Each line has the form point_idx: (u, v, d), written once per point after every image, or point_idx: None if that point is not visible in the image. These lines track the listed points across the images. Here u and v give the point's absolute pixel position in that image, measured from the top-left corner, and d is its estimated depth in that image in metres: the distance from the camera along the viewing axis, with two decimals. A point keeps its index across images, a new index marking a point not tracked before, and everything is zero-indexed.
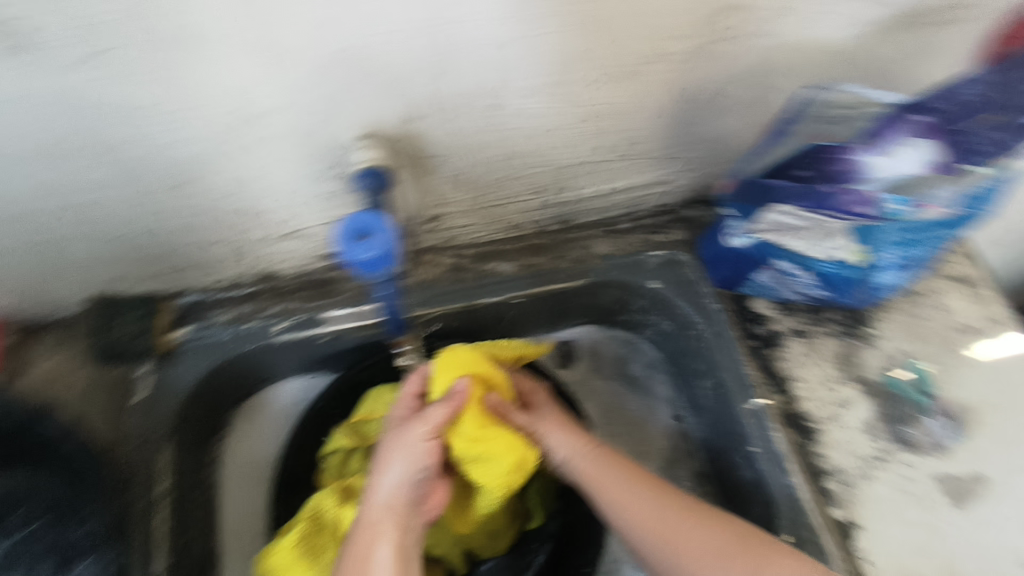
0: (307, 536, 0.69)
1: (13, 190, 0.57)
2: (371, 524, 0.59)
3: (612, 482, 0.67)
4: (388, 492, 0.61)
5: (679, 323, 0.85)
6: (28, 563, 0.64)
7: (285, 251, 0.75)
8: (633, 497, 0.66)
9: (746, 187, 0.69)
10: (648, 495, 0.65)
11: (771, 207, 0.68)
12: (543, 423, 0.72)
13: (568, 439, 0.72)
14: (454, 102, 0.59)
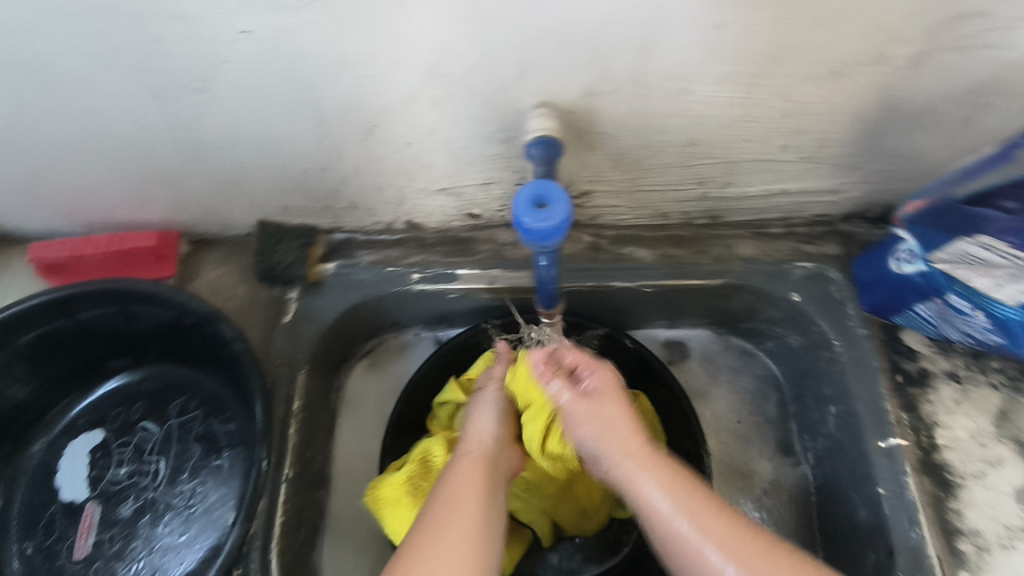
0: (414, 477, 0.72)
1: (224, 115, 0.63)
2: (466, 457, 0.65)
3: (662, 487, 0.58)
4: (482, 432, 0.68)
5: (821, 342, 0.79)
6: (179, 447, 0.72)
7: (437, 205, 0.78)
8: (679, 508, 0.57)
9: (946, 212, 0.64)
10: (693, 509, 0.56)
11: (968, 236, 0.62)
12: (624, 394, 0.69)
13: (616, 432, 0.63)
14: (641, 80, 0.58)
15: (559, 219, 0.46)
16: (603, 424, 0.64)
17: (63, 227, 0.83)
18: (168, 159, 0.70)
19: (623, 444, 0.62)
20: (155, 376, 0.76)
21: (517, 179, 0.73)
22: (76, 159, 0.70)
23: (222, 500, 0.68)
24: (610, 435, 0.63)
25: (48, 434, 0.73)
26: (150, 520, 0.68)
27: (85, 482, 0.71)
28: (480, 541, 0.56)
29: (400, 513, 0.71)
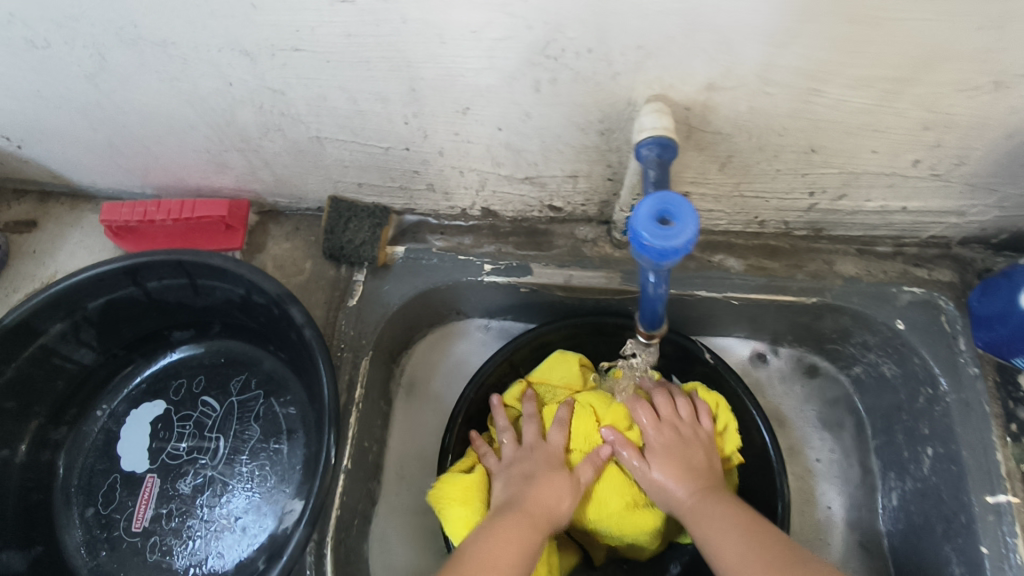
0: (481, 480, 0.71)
1: (309, 86, 0.59)
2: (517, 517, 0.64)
3: (717, 506, 0.65)
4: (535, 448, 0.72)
5: (923, 376, 0.72)
6: (239, 427, 0.70)
7: (518, 194, 0.73)
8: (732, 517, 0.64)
9: None
10: (740, 522, 0.63)
11: None
12: (663, 449, 0.71)
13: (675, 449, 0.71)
14: (772, 79, 0.51)
15: (684, 239, 0.42)
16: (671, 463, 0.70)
17: (136, 187, 0.81)
18: (247, 128, 0.66)
19: (687, 474, 0.70)
20: (217, 350, 0.75)
21: (609, 173, 0.67)
22: (154, 120, 0.68)
23: (281, 486, 0.67)
24: (677, 470, 0.69)
25: (111, 399, 0.73)
26: (209, 498, 0.67)
27: (146, 453, 0.70)
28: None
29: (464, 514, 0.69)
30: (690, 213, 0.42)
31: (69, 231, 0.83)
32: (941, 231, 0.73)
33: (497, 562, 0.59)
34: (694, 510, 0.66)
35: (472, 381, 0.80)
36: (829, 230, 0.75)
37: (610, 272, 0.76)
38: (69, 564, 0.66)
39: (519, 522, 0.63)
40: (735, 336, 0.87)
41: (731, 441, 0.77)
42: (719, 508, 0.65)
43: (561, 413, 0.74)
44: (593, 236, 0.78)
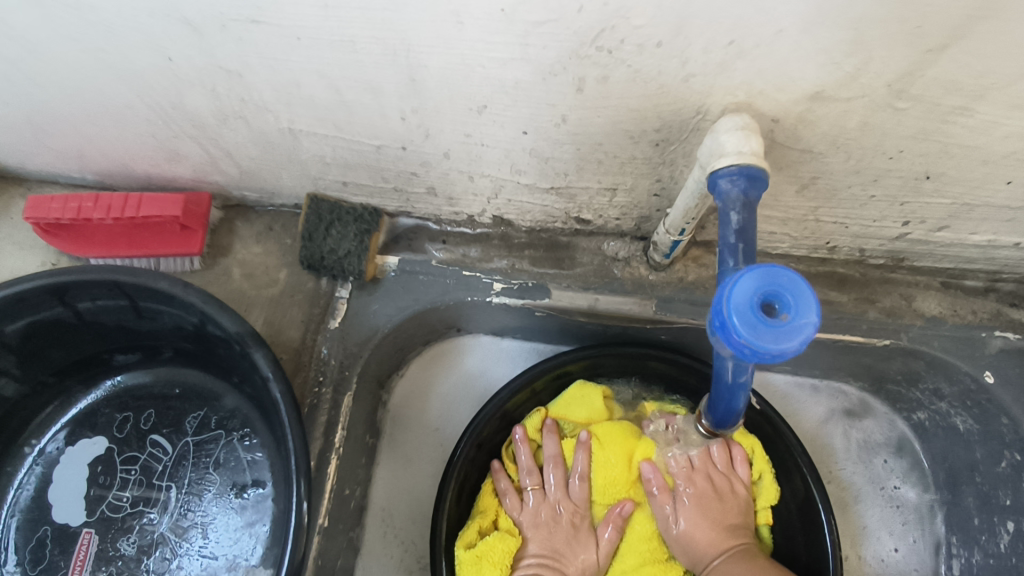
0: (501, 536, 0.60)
1: (277, 70, 0.44)
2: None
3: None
4: (553, 495, 0.62)
5: (1011, 439, 0.61)
6: (194, 475, 0.59)
7: (539, 203, 0.60)
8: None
9: None
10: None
11: None
12: (697, 501, 0.59)
13: (707, 502, 0.60)
14: (905, 91, 0.38)
15: (798, 342, 0.30)
16: (702, 523, 0.59)
17: (72, 172, 0.67)
18: (200, 114, 0.52)
19: (722, 538, 0.58)
20: (170, 377, 0.62)
21: (656, 188, 0.54)
22: (82, 98, 0.53)
23: (244, 550, 0.56)
24: (709, 533, 0.58)
25: (43, 434, 0.61)
26: (158, 561, 0.56)
27: (83, 503, 0.58)
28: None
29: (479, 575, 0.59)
30: (810, 303, 0.30)
31: None
32: None
33: None
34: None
35: (491, 401, 0.66)
36: (912, 260, 0.62)
37: (645, 298, 0.63)
38: None
39: None
40: (780, 368, 0.74)
41: (767, 494, 0.63)
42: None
43: (580, 454, 0.63)
44: (625, 253, 0.65)
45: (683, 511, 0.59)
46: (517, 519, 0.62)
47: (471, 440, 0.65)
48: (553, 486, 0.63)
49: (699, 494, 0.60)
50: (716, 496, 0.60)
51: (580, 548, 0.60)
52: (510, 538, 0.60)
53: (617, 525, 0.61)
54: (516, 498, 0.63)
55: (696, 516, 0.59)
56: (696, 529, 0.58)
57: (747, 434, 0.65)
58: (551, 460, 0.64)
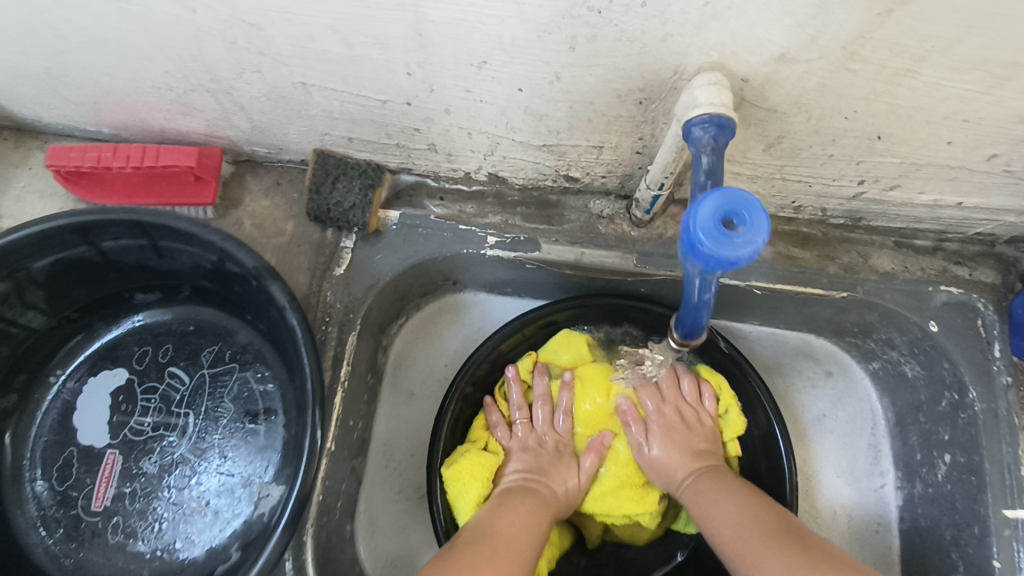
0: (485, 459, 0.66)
1: (295, 24, 0.49)
2: (519, 497, 0.61)
3: (722, 490, 0.60)
4: (539, 426, 0.68)
5: (950, 381, 0.68)
6: (210, 403, 0.65)
7: (531, 161, 0.65)
8: (738, 501, 0.58)
9: None
10: (750, 504, 0.58)
11: None
12: (670, 427, 0.66)
13: (680, 429, 0.66)
14: (857, 53, 0.43)
15: (750, 251, 0.35)
16: (674, 447, 0.65)
17: (89, 125, 0.71)
18: (219, 66, 0.56)
19: (691, 460, 0.65)
20: (185, 315, 0.67)
21: (639, 146, 0.59)
22: (103, 49, 0.56)
23: (257, 471, 0.62)
24: (679, 456, 0.64)
25: (66, 365, 0.66)
26: (177, 478, 0.62)
27: (107, 428, 0.64)
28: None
29: (465, 490, 0.65)
30: (763, 222, 0.35)
31: (15, 172, 0.73)
32: (991, 229, 0.67)
33: (517, 540, 0.55)
34: (700, 495, 0.61)
35: (485, 342, 0.72)
36: (868, 220, 0.68)
37: (627, 251, 0.69)
38: (22, 542, 0.61)
39: (526, 501, 0.61)
40: (749, 322, 0.81)
41: (734, 425, 0.70)
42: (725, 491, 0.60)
43: (565, 395, 0.69)
44: (610, 211, 0.70)
45: (655, 437, 0.66)
46: (507, 447, 0.68)
47: (461, 386, 0.71)
48: (540, 420, 0.69)
49: (668, 422, 0.67)
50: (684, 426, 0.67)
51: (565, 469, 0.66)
52: (493, 457, 0.67)
53: (598, 452, 0.67)
54: (506, 429, 0.69)
55: (668, 441, 0.65)
56: (669, 451, 0.65)
57: (713, 371, 0.72)
58: (539, 399, 0.69)
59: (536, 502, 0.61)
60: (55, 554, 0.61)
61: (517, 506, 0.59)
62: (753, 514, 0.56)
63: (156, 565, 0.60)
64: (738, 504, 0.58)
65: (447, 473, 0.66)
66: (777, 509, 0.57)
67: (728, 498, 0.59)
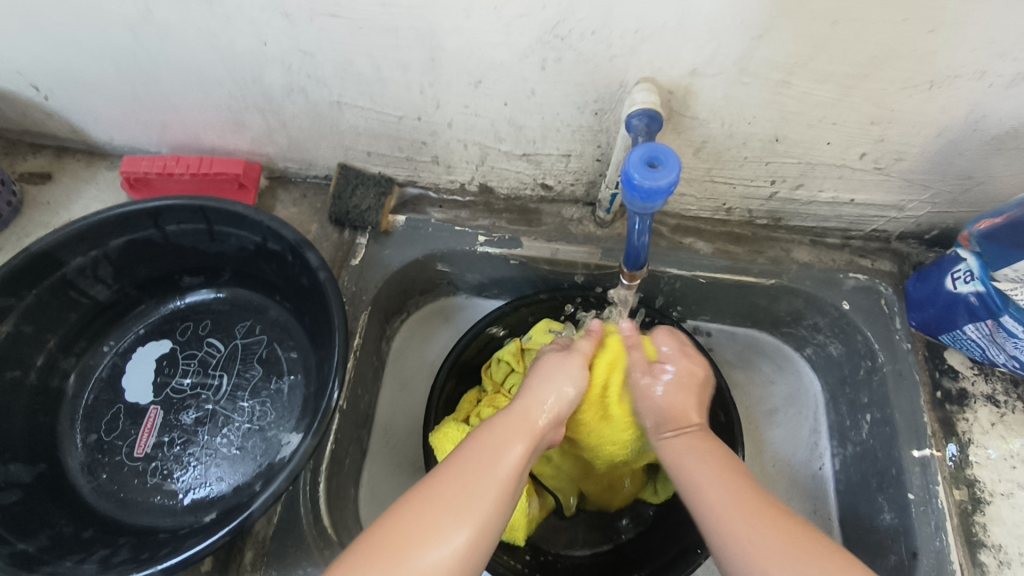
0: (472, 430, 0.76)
1: (340, 53, 0.66)
2: (520, 416, 0.58)
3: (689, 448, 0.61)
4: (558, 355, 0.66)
5: (863, 350, 0.82)
6: (242, 366, 0.76)
7: (515, 171, 0.81)
8: (709, 461, 0.59)
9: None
10: (714, 479, 0.57)
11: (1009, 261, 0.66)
12: (672, 380, 0.66)
13: (679, 402, 0.65)
14: (746, 68, 0.60)
15: (668, 178, 0.50)
16: (670, 408, 0.65)
17: (152, 145, 0.86)
18: (274, 89, 0.72)
19: (691, 414, 0.64)
20: (224, 296, 0.81)
21: (598, 154, 0.76)
22: (184, 75, 0.72)
23: (280, 421, 0.72)
24: (678, 406, 0.64)
25: (118, 336, 0.78)
26: (209, 429, 0.72)
27: (150, 387, 0.75)
28: (493, 510, 0.51)
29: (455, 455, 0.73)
30: (674, 162, 0.51)
31: (84, 186, 0.88)
32: (883, 225, 0.83)
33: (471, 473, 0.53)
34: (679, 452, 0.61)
35: (473, 328, 0.84)
36: (787, 220, 0.85)
37: (593, 246, 0.84)
38: (70, 483, 0.69)
39: (505, 421, 0.57)
40: (700, 317, 0.96)
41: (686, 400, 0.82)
42: (699, 445, 0.60)
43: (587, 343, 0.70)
44: (578, 215, 0.86)
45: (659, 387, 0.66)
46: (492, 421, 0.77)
47: (450, 367, 0.82)
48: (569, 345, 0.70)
49: (679, 378, 0.66)
50: (692, 389, 0.66)
51: (569, 380, 0.62)
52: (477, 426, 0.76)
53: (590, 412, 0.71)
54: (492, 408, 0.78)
55: (672, 389, 0.65)
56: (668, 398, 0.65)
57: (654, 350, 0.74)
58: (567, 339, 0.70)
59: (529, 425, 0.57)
60: (99, 493, 0.69)
61: (513, 430, 0.57)
62: (715, 483, 0.56)
63: (188, 501, 0.68)
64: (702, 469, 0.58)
65: (441, 439, 0.75)
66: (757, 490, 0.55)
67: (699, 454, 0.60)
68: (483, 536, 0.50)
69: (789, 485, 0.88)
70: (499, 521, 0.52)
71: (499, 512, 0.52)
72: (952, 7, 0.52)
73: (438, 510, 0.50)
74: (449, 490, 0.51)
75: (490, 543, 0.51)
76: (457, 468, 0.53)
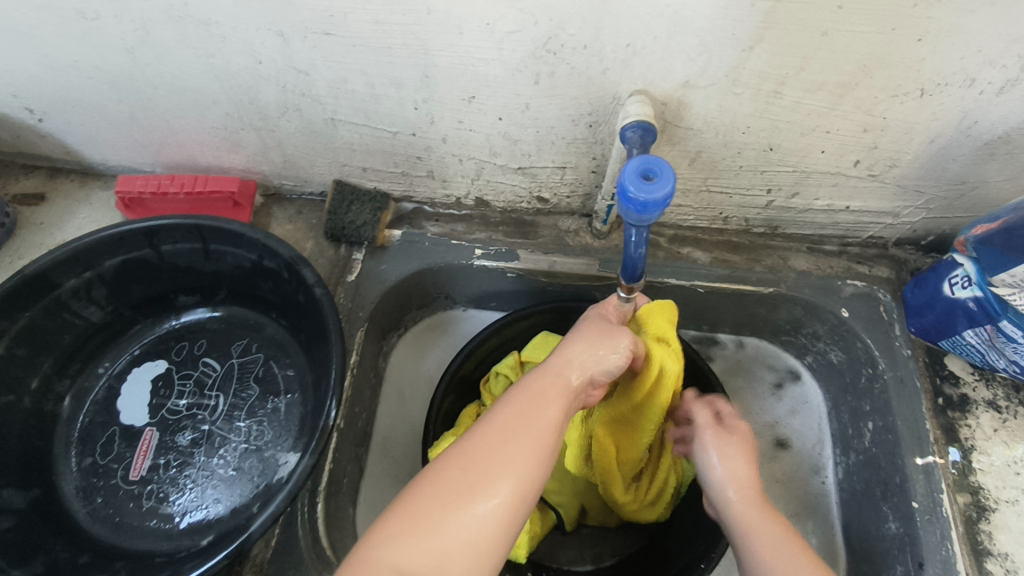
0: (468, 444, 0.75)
1: (333, 71, 0.66)
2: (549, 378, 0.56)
3: (754, 522, 0.57)
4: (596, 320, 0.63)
5: (864, 358, 0.81)
6: (238, 386, 0.75)
7: (510, 184, 0.81)
8: (764, 532, 0.56)
9: None
10: (789, 559, 0.54)
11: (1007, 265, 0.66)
12: (723, 442, 0.61)
13: (736, 472, 0.59)
14: (738, 79, 0.61)
15: (664, 190, 0.50)
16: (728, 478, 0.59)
17: (147, 165, 0.86)
18: (268, 107, 0.72)
19: (747, 481, 0.59)
20: (219, 315, 0.80)
21: (593, 166, 0.76)
22: (179, 95, 0.72)
23: (277, 440, 0.71)
24: (734, 475, 0.59)
25: (113, 358, 0.77)
26: (205, 451, 0.71)
27: (146, 409, 0.74)
28: (527, 481, 0.51)
29: None
30: (669, 175, 0.51)
31: (78, 207, 0.88)
32: (879, 232, 0.83)
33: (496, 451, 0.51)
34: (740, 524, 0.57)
35: (471, 342, 0.83)
36: (784, 228, 0.85)
37: (590, 258, 0.83)
38: (65, 508, 0.68)
39: (535, 388, 0.56)
40: (700, 327, 0.95)
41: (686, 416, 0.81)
42: (764, 516, 0.57)
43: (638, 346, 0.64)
44: (575, 227, 0.86)
45: (717, 454, 0.60)
46: None
47: (448, 383, 0.82)
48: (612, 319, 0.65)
49: (735, 445, 0.61)
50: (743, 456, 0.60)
51: (613, 346, 0.59)
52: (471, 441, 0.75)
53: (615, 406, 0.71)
54: None
55: (726, 451, 0.60)
56: (723, 463, 0.60)
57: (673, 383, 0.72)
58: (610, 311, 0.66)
59: (558, 387, 0.56)
60: (94, 518, 0.68)
61: (545, 405, 0.54)
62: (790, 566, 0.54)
63: (184, 525, 0.68)
64: (773, 545, 0.55)
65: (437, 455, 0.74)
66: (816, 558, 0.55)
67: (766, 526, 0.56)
68: (518, 506, 0.50)
69: (793, 493, 0.86)
70: (518, 523, 0.50)
71: (537, 478, 0.51)
72: (939, 17, 0.52)
73: (463, 492, 0.49)
74: (481, 462, 0.51)
75: (527, 508, 0.51)
76: (483, 450, 0.51)
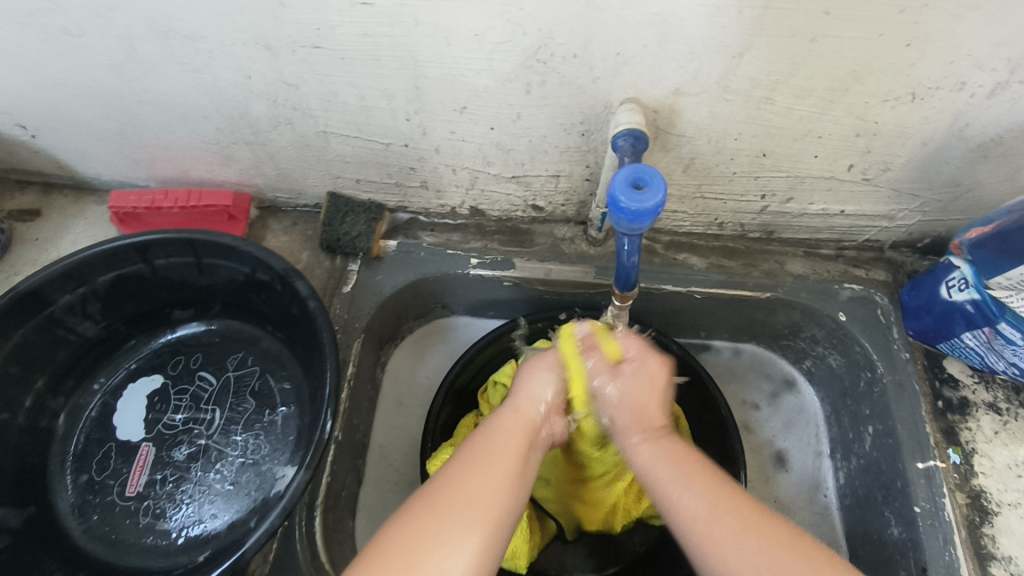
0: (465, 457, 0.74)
1: (324, 84, 0.66)
2: (513, 415, 0.58)
3: (657, 473, 0.56)
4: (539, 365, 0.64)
5: (862, 361, 0.81)
6: (235, 400, 0.75)
7: (504, 193, 0.81)
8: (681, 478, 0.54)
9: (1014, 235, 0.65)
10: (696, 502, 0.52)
11: (1004, 266, 0.66)
12: (627, 383, 0.61)
13: (642, 410, 0.60)
14: (729, 86, 0.60)
15: (656, 198, 0.50)
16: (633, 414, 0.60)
17: (141, 179, 0.86)
18: (259, 121, 0.72)
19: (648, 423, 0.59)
20: (215, 328, 0.80)
21: (587, 174, 0.76)
22: (171, 111, 0.72)
23: (274, 454, 0.71)
24: (633, 415, 0.60)
25: (108, 374, 0.77)
26: (202, 465, 0.71)
27: (142, 424, 0.74)
28: (503, 514, 0.51)
29: None
30: (659, 182, 0.51)
31: (73, 221, 0.88)
32: (876, 235, 0.83)
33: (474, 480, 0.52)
34: (648, 471, 0.56)
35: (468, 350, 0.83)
36: (779, 233, 0.84)
37: (586, 265, 0.83)
38: (62, 526, 0.68)
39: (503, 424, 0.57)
40: (698, 333, 0.95)
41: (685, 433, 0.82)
42: (666, 465, 0.55)
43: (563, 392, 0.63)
44: (571, 235, 0.86)
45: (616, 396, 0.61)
46: None
47: (445, 393, 0.81)
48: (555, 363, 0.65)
49: (634, 391, 0.61)
50: (649, 389, 0.61)
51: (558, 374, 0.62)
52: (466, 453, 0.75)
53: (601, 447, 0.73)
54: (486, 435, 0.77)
55: (625, 392, 0.61)
56: (624, 406, 0.60)
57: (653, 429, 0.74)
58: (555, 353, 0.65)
59: (526, 420, 0.58)
60: (91, 536, 0.68)
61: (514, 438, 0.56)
62: (701, 516, 0.51)
63: (182, 541, 0.67)
64: (681, 486, 0.54)
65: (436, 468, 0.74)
66: (735, 505, 0.52)
67: (693, 493, 0.53)
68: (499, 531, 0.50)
69: (788, 500, 0.87)
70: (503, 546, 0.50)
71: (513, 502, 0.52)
72: (926, 22, 0.52)
73: (448, 519, 0.49)
74: (461, 494, 0.51)
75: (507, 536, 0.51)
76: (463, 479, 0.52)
